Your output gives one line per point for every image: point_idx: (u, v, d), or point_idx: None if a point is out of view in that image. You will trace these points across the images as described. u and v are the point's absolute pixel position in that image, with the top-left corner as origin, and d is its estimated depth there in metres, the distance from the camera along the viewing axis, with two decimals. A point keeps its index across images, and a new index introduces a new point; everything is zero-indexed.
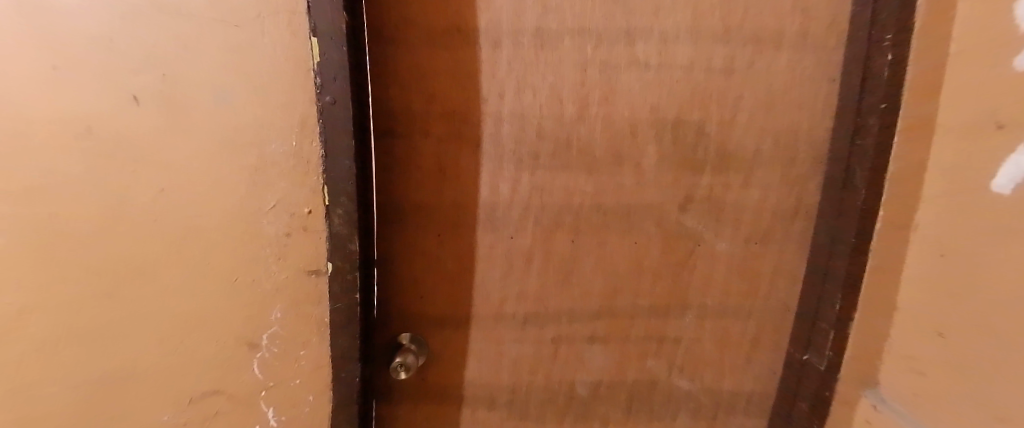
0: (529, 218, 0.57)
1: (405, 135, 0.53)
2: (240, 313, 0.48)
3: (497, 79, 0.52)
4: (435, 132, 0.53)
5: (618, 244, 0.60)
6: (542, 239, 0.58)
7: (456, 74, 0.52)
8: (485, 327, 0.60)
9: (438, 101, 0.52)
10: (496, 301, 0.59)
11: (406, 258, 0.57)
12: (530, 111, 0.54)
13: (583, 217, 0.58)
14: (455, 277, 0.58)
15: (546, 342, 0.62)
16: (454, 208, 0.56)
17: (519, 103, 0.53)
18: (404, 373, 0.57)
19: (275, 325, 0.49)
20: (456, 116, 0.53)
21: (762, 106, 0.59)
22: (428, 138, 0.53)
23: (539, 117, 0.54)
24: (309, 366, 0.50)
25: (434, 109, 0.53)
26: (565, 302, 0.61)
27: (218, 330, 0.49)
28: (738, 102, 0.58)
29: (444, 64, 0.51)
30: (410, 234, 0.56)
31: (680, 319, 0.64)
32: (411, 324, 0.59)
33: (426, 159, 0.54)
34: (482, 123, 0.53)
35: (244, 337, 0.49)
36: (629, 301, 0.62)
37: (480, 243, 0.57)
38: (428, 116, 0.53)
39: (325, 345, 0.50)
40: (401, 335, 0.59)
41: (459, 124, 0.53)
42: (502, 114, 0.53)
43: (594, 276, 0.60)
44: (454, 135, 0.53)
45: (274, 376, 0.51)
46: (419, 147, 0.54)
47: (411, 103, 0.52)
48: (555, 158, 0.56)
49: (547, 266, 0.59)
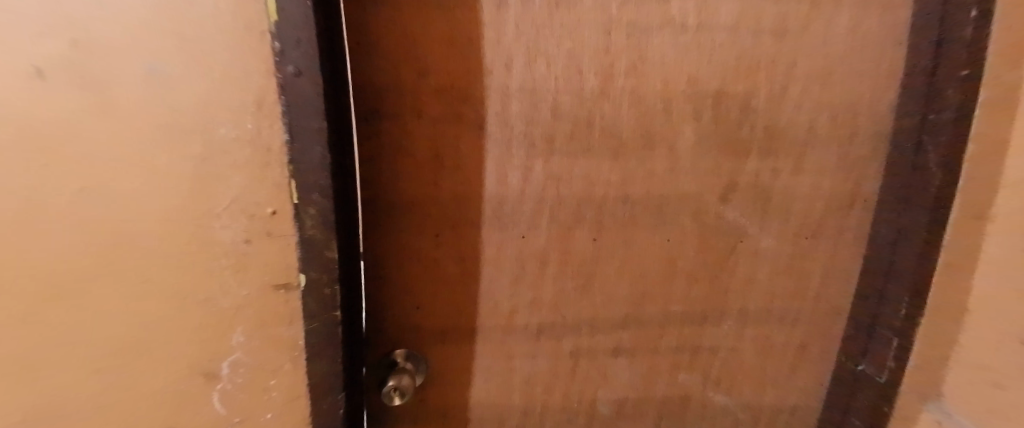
0: (544, 213, 0.48)
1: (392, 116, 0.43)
2: (193, 338, 0.39)
3: (503, 45, 0.43)
4: (430, 111, 0.44)
5: (647, 243, 0.51)
6: (558, 238, 0.49)
7: (453, 39, 0.42)
8: (493, 341, 0.52)
9: (432, 72, 0.42)
10: (505, 311, 0.51)
11: (401, 263, 0.48)
12: (543, 85, 0.44)
13: (608, 211, 0.49)
14: (457, 283, 0.50)
15: (563, 356, 0.53)
16: (455, 204, 0.47)
17: (531, 74, 0.44)
18: (399, 399, 0.49)
19: (238, 349, 0.40)
20: (454, 92, 0.43)
21: (819, 75, 0.50)
22: (421, 119, 0.44)
23: (554, 92, 0.45)
24: (282, 398, 0.41)
25: (428, 83, 0.43)
26: (586, 311, 0.52)
27: (167, 359, 0.39)
28: (791, 70, 0.49)
29: (438, 26, 0.41)
30: (403, 234, 0.47)
31: (718, 327, 0.56)
32: (407, 340, 0.50)
33: (419, 144, 0.45)
34: (485, 100, 0.44)
35: (200, 367, 0.40)
36: (659, 307, 0.53)
37: (486, 244, 0.49)
38: (420, 91, 0.43)
39: (299, 376, 0.40)
40: (395, 352, 0.50)
41: (458, 102, 0.44)
42: (510, 88, 0.44)
43: (619, 281, 0.52)
44: (452, 115, 0.44)
45: (241, 410, 0.42)
46: (410, 130, 0.44)
47: (399, 75, 0.42)
48: (574, 142, 0.46)
49: (565, 269, 0.50)
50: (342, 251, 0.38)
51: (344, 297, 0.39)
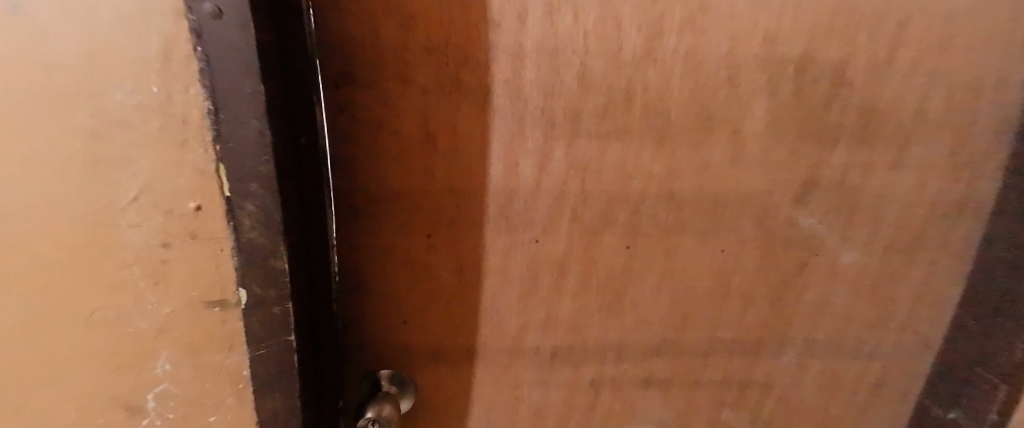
0: (564, 213, 0.38)
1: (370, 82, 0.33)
2: (110, 367, 0.29)
3: None
4: (418, 75, 0.33)
5: (694, 254, 0.41)
6: (581, 245, 0.40)
7: None
8: (497, 363, 0.44)
9: (420, 23, 0.31)
10: (513, 329, 0.43)
11: (382, 269, 0.39)
12: (567, 43, 0.33)
13: (646, 212, 0.39)
14: (453, 294, 0.41)
15: (581, 385, 0.46)
16: (452, 198, 0.37)
17: (552, 28, 0.33)
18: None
19: (165, 381, 0.30)
20: (450, 51, 0.32)
21: (947, 36, 0.36)
22: (406, 86, 0.33)
23: (583, 54, 0.33)
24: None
25: (415, 38, 0.32)
26: (611, 332, 0.44)
27: (76, 394, 0.29)
28: (907, 30, 0.36)
29: None
30: (386, 233, 0.38)
31: (776, 357, 0.47)
32: (393, 357, 0.43)
33: (405, 120, 0.34)
34: (491, 63, 0.33)
35: (119, 404, 0.30)
36: (703, 333, 0.45)
37: (490, 249, 0.39)
38: (404, 47, 0.32)
39: (247, 411, 0.32)
40: (381, 371, 0.43)
41: (455, 67, 0.33)
42: (524, 48, 0.33)
43: (655, 298, 0.43)
44: (448, 82, 0.33)
45: None
46: (392, 101, 0.33)
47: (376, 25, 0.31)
48: (606, 121, 0.36)
49: (587, 282, 0.41)
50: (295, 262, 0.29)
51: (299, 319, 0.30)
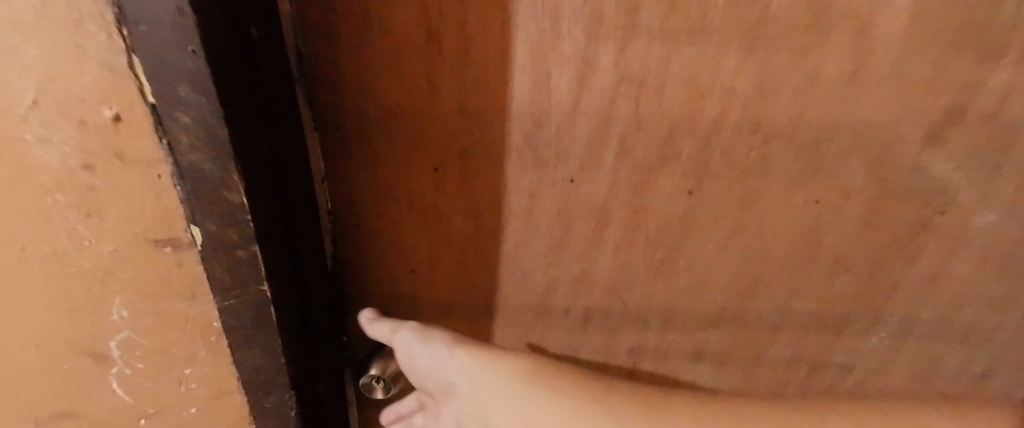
0: (608, 146, 0.29)
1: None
2: (55, 309, 0.24)
3: None
4: None
5: (777, 204, 0.32)
6: (629, 189, 0.31)
7: None
8: (521, 320, 0.39)
9: None
10: (540, 286, 0.37)
11: (382, 209, 0.33)
12: None
13: (718, 148, 0.29)
14: (467, 240, 0.34)
15: (619, 354, 0.40)
16: (463, 123, 0.28)
17: None
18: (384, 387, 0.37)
19: (126, 327, 0.26)
20: None
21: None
22: None
23: None
24: (203, 395, 0.29)
25: None
26: (658, 298, 0.37)
27: (23, 336, 0.25)
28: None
29: None
30: (384, 164, 0.30)
31: (861, 337, 0.39)
32: (402, 305, 0.38)
33: (393, 11, 0.24)
34: None
35: (80, 346, 0.26)
36: (773, 301, 0.37)
37: (512, 190, 0.31)
38: None
39: (226, 366, 0.28)
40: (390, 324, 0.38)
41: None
42: None
43: (717, 257, 0.34)
44: None
45: (154, 403, 0.29)
46: None
47: None
48: (678, 17, 0.24)
49: (634, 235, 0.33)
50: (258, 199, 0.23)
51: (271, 268, 0.25)
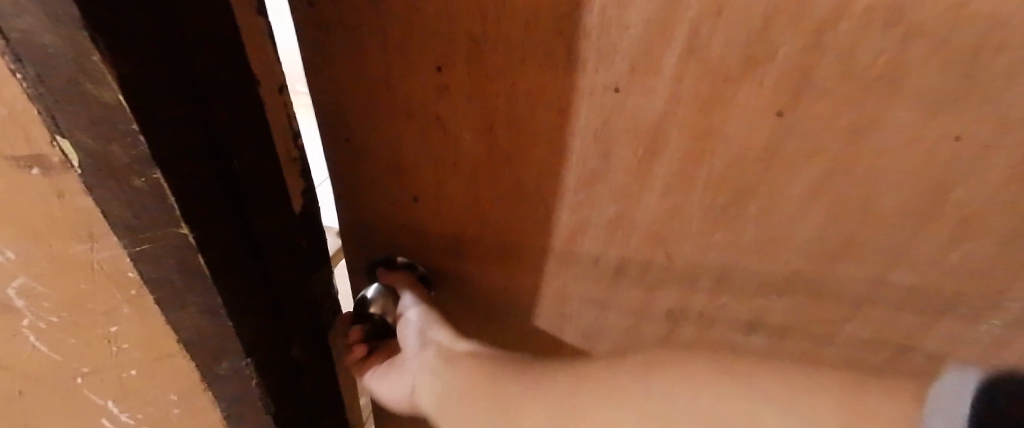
0: (669, 46, 0.21)
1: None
2: None
3: None
4: None
5: (901, 145, 0.23)
6: (689, 109, 0.23)
7: None
8: (542, 260, 0.34)
9: None
10: (566, 224, 0.31)
11: (387, 117, 0.28)
12: None
13: (837, 59, 0.20)
14: (479, 161, 0.29)
15: (657, 311, 0.34)
16: (467, 5, 0.22)
17: None
18: (389, 319, 0.39)
19: (19, 275, 0.20)
20: None
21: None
22: None
23: None
24: (141, 357, 0.25)
25: None
26: (712, 252, 0.30)
27: None
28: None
29: None
30: (382, 60, 0.25)
31: (977, 324, 0.30)
32: (418, 231, 0.35)
33: None
34: None
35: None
36: (862, 268, 0.29)
37: (532, 101, 0.25)
38: None
39: (155, 327, 0.23)
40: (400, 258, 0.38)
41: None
42: None
43: (796, 209, 0.26)
44: None
45: (86, 360, 0.25)
46: None
47: None
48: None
49: (690, 170, 0.26)
50: (164, 112, 0.16)
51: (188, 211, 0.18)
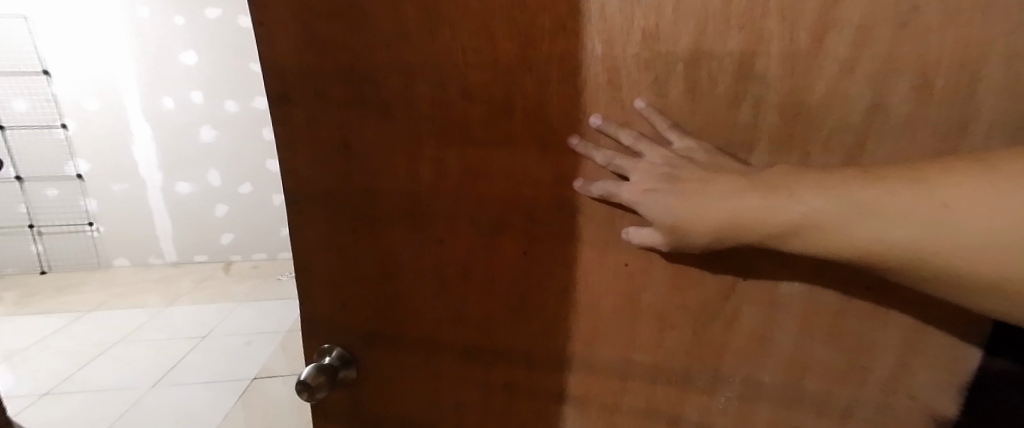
0: (463, 214, 0.42)
1: (307, 102, 0.42)
2: None
3: (398, 12, 0.38)
4: (335, 94, 0.41)
5: (590, 266, 0.39)
6: (480, 247, 0.42)
7: (347, 13, 0.39)
8: (418, 351, 0.49)
9: (331, 51, 0.40)
10: (430, 323, 0.47)
11: (328, 260, 0.48)
12: (449, 57, 0.38)
13: (538, 218, 0.40)
14: (379, 283, 0.47)
15: (497, 388, 0.47)
16: (369, 200, 0.44)
17: (434, 46, 0.38)
18: (308, 396, 0.45)
19: None
20: (356, 71, 0.40)
21: (894, 11, 0.27)
22: (328, 105, 0.42)
23: (464, 66, 0.38)
24: None
25: (328, 64, 0.41)
26: (517, 339, 0.44)
27: None
28: (806, 16, 0.28)
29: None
30: (326, 227, 0.46)
31: (708, 397, 0.40)
32: (340, 336, 0.50)
33: (329, 132, 0.43)
34: (388, 79, 0.40)
35: None
36: (612, 350, 0.41)
37: (404, 245, 0.45)
38: (323, 73, 0.41)
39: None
40: (337, 351, 0.50)
41: (360, 83, 0.41)
42: (412, 66, 0.39)
43: (555, 307, 0.42)
44: (356, 100, 0.41)
45: None
46: (319, 117, 0.43)
47: (303, 58, 0.41)
48: (493, 129, 0.39)
49: (492, 283, 0.43)
50: None
51: None
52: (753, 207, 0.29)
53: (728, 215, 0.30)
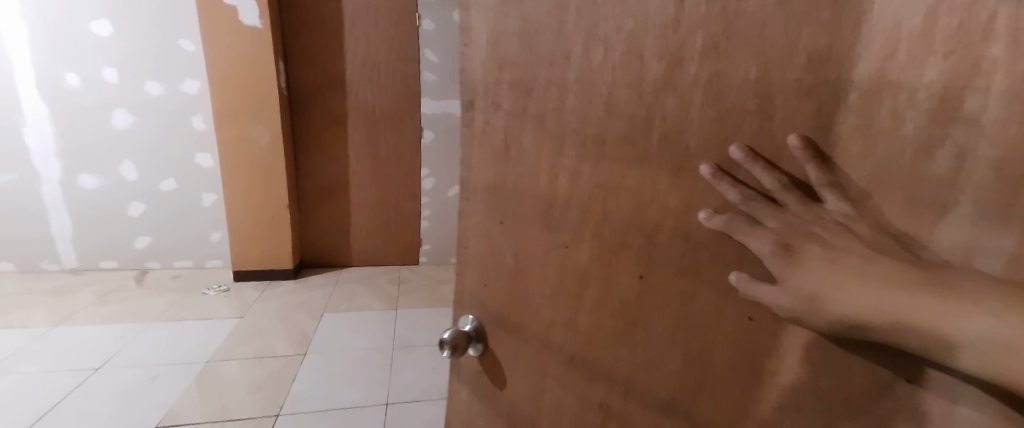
0: (588, 225, 0.44)
1: (486, 110, 0.51)
2: None
3: (564, 34, 0.42)
4: (506, 104, 0.49)
5: (707, 309, 0.36)
6: (599, 260, 0.43)
7: (526, 35, 0.46)
8: (531, 343, 0.53)
9: (509, 68, 0.48)
10: (545, 321, 0.50)
11: (479, 243, 0.57)
12: (600, 75, 0.40)
13: (660, 244, 0.38)
14: (512, 272, 0.53)
15: (593, 405, 0.47)
16: (516, 197, 0.50)
17: (588, 64, 0.41)
18: (447, 352, 0.57)
19: None
20: (524, 85, 0.47)
21: None
22: (499, 112, 0.50)
23: (611, 84, 0.39)
24: None
25: (505, 78, 0.49)
26: (619, 362, 0.43)
27: None
28: None
29: (518, 23, 0.46)
30: (482, 214, 0.55)
31: None
32: (479, 309, 0.59)
33: (496, 135, 0.51)
34: (547, 94, 0.45)
35: None
36: (719, 413, 0.36)
37: (536, 244, 0.49)
38: (500, 86, 0.49)
39: None
40: (474, 322, 0.59)
41: (525, 96, 0.47)
42: (567, 82, 0.43)
43: (662, 341, 0.39)
44: (519, 110, 0.48)
45: None
46: (492, 122, 0.51)
47: (490, 73, 0.50)
48: (627, 148, 0.39)
49: (604, 299, 0.44)
50: None
51: None
52: (895, 304, 0.24)
53: (868, 308, 0.25)
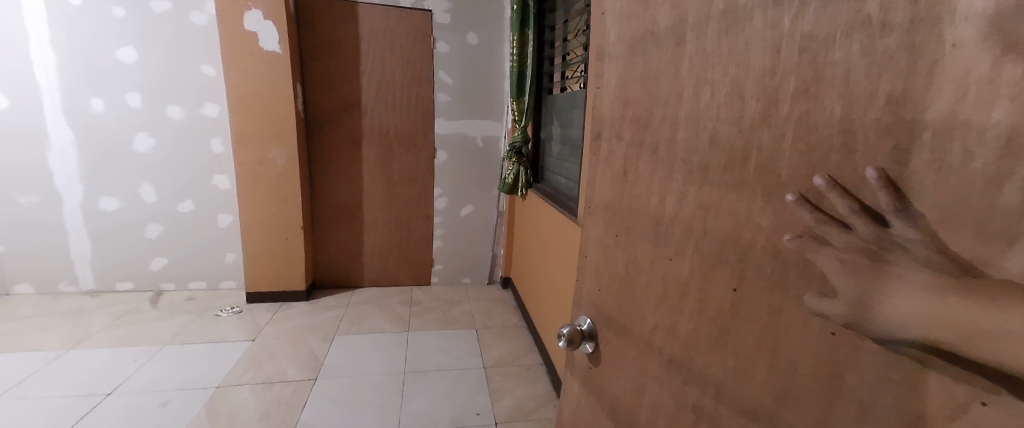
0: (690, 241, 0.50)
1: (612, 140, 0.62)
2: None
3: (678, 78, 0.51)
4: (628, 136, 0.59)
5: (793, 322, 0.39)
6: (698, 272, 0.49)
7: (648, 80, 0.56)
8: (636, 344, 0.60)
9: (632, 107, 0.58)
10: (649, 325, 0.57)
11: (598, 252, 0.67)
12: (706, 113, 0.47)
13: (752, 260, 0.43)
14: (622, 279, 0.62)
15: (688, 406, 0.52)
16: (630, 214, 0.59)
17: (697, 103, 0.48)
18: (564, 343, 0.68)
19: None
20: (643, 121, 0.56)
21: None
22: (622, 142, 0.60)
23: (715, 120, 0.46)
24: None
25: (629, 115, 0.59)
26: (713, 367, 0.48)
27: None
28: None
29: (642, 70, 0.57)
30: (603, 228, 0.65)
31: None
32: (595, 310, 0.69)
33: (619, 162, 0.61)
34: (661, 128, 0.53)
35: None
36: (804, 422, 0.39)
37: (645, 255, 0.57)
38: (624, 122, 0.60)
39: None
40: (590, 322, 0.69)
41: (643, 129, 0.56)
42: (679, 118, 0.51)
43: (752, 350, 0.43)
44: (638, 141, 0.57)
45: None
46: (616, 151, 0.62)
47: (617, 111, 0.61)
48: (727, 175, 0.45)
49: (701, 308, 0.49)
50: None
51: None
52: (950, 310, 0.27)
53: (926, 314, 0.29)
